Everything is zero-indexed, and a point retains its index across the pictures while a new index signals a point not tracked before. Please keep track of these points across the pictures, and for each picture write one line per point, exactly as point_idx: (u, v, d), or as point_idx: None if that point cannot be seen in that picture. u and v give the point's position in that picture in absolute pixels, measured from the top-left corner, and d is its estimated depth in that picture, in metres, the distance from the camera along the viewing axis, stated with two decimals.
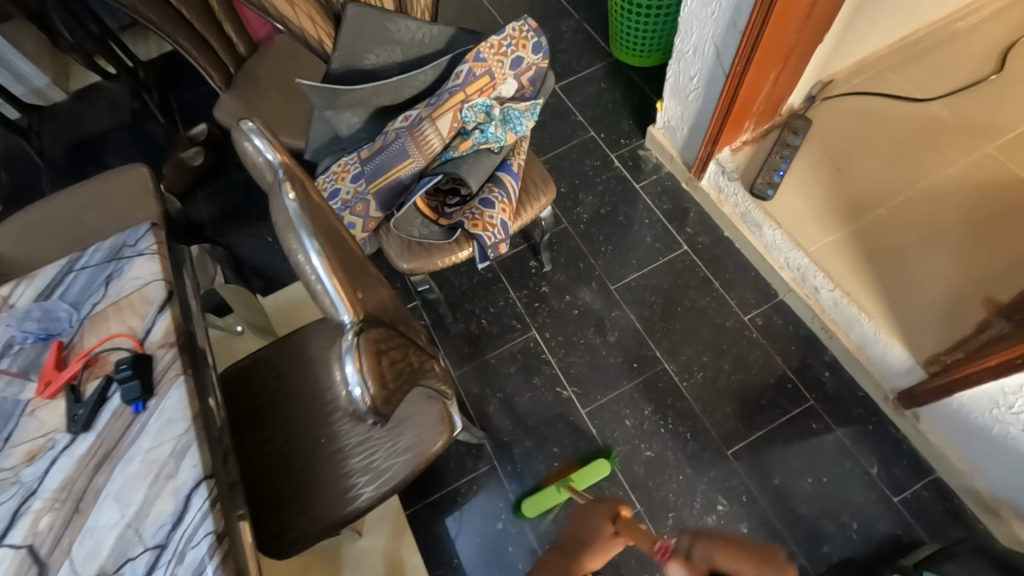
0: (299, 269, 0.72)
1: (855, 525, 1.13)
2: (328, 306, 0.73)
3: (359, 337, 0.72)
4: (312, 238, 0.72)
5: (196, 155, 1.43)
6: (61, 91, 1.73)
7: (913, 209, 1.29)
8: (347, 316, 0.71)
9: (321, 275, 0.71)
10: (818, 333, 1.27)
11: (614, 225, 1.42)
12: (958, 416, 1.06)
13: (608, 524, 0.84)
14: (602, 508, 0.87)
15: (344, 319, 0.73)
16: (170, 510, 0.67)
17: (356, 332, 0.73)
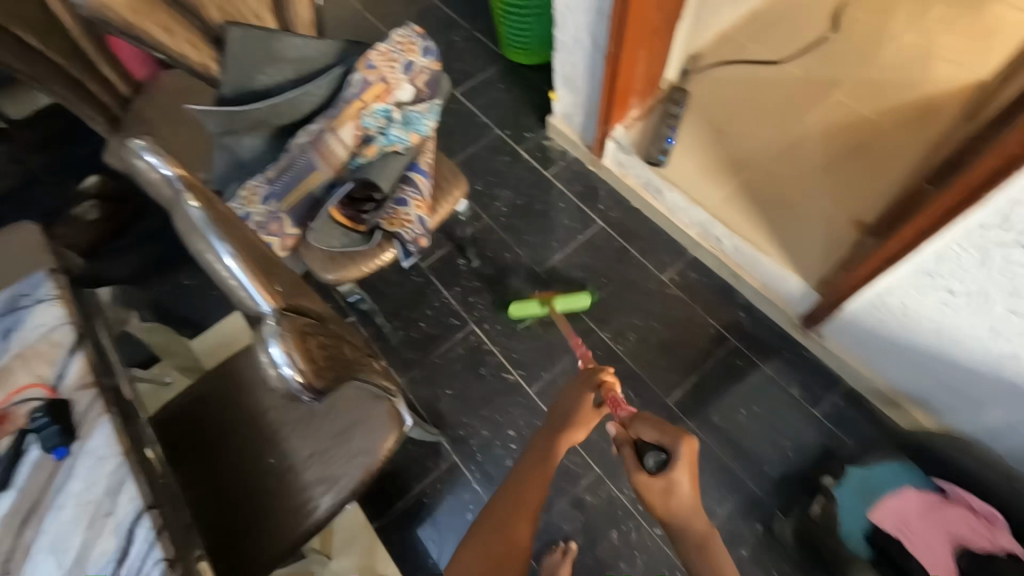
0: (213, 273, 0.61)
1: (789, 444, 1.35)
2: (246, 301, 0.61)
3: (283, 321, 0.59)
4: (224, 238, 0.62)
5: (91, 209, 1.58)
6: None
7: (788, 158, 1.54)
8: (267, 305, 0.59)
9: (236, 272, 0.60)
10: (728, 280, 1.52)
11: (534, 213, 1.71)
12: (840, 325, 1.29)
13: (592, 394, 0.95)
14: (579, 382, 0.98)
15: (265, 308, 0.60)
16: (113, 547, 0.68)
17: (277, 315, 0.59)
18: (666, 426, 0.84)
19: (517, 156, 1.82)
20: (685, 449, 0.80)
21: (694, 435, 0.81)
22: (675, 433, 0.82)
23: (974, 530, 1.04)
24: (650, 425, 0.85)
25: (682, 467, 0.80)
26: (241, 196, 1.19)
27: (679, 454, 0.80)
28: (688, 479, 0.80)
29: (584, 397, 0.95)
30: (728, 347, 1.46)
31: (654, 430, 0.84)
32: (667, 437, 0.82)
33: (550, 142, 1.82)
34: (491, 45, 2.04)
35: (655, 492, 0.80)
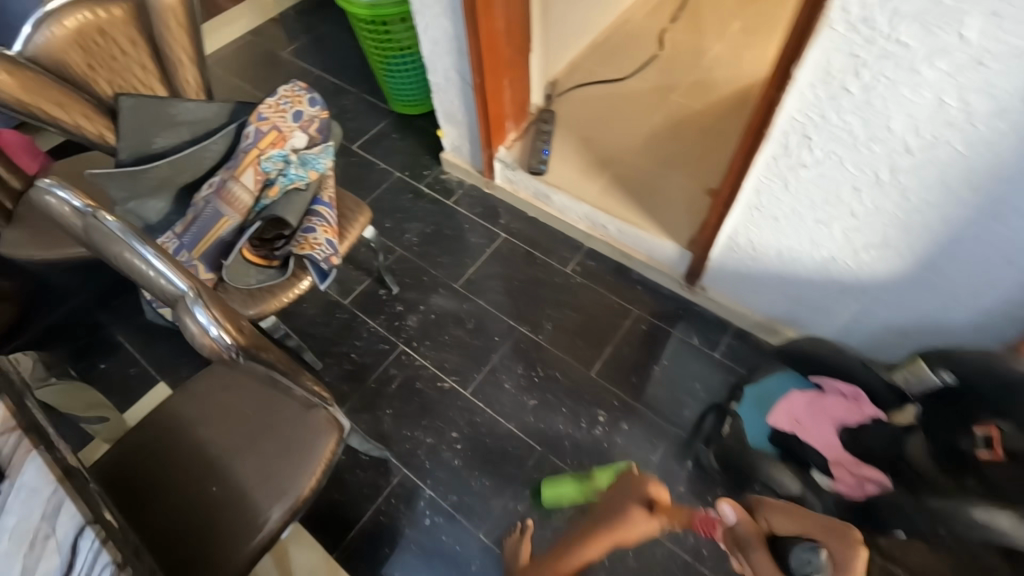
0: (134, 271, 0.71)
1: (699, 386, 1.52)
2: (166, 287, 0.70)
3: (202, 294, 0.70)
4: (142, 240, 0.72)
5: None
6: None
7: (645, 151, 1.82)
8: (182, 284, 0.69)
9: (154, 263, 0.70)
10: (622, 261, 1.73)
11: (443, 237, 1.86)
12: (712, 273, 1.51)
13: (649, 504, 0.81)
14: (641, 487, 0.84)
15: (181, 288, 0.69)
16: (56, 564, 0.69)
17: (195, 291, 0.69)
18: (818, 521, 0.76)
19: (419, 192, 1.98)
20: (847, 555, 0.71)
21: (860, 540, 0.73)
22: (832, 531, 0.74)
23: (847, 409, 1.21)
24: (789, 520, 0.78)
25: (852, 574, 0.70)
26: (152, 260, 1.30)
27: (846, 560, 0.71)
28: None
29: (644, 517, 0.80)
30: (634, 316, 1.65)
31: (799, 521, 0.76)
32: (820, 534, 0.74)
33: (446, 175, 2.01)
34: (379, 103, 2.25)
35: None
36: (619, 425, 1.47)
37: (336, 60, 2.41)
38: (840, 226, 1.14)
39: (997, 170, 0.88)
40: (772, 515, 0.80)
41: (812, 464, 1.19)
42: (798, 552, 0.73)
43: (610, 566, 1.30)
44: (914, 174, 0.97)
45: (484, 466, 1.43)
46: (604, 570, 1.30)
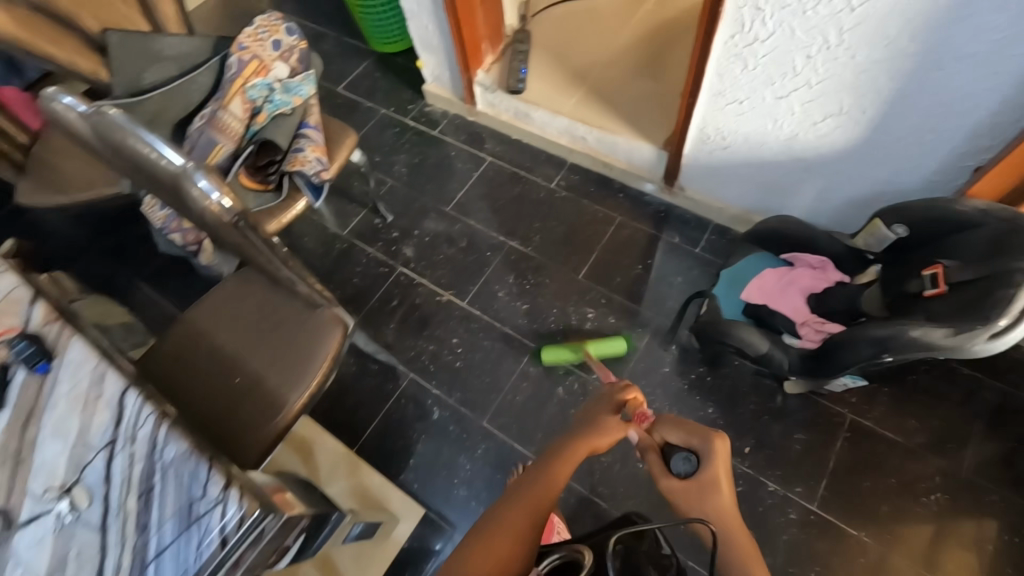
0: (142, 156, 0.80)
1: (681, 280, 1.61)
2: (168, 167, 0.79)
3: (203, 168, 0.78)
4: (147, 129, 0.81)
5: None
6: None
7: (620, 62, 1.85)
8: (181, 158, 0.78)
9: (158, 145, 0.79)
10: (604, 172, 1.80)
11: (432, 165, 1.93)
12: (688, 170, 1.57)
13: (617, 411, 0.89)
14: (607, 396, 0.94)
15: (181, 164, 0.78)
16: (108, 416, 0.81)
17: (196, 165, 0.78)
18: (695, 428, 0.85)
19: (404, 125, 2.03)
20: (713, 451, 0.82)
21: (722, 437, 0.82)
22: (704, 435, 0.84)
23: (813, 278, 1.31)
24: (677, 431, 0.87)
25: (715, 467, 0.82)
26: (144, 205, 1.37)
27: (710, 461, 0.82)
28: (723, 481, 0.82)
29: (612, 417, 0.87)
30: (616, 222, 1.72)
31: (679, 430, 0.87)
32: (695, 438, 0.85)
33: (430, 107, 2.06)
34: (358, 43, 2.27)
35: (684, 492, 0.83)
36: (606, 319, 1.57)
37: (312, 6, 2.42)
38: (799, 100, 1.19)
39: (931, 16, 0.94)
40: (665, 429, 0.89)
41: (782, 329, 1.29)
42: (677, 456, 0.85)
43: None
44: (859, 33, 1.02)
45: (483, 365, 1.55)
46: None
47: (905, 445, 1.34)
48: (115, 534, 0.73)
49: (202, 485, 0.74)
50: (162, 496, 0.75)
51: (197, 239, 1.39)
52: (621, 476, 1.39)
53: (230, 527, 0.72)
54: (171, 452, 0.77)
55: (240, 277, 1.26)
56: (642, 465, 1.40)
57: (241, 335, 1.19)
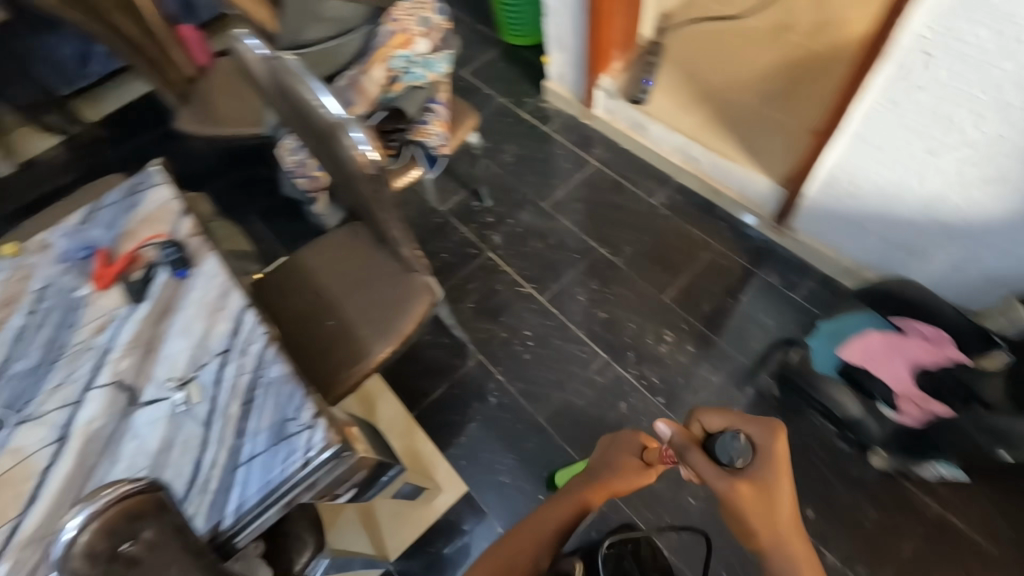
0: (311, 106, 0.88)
1: (771, 321, 1.54)
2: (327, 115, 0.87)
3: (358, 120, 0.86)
4: (317, 78, 0.89)
5: None
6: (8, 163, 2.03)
7: (750, 90, 1.81)
8: (340, 110, 0.85)
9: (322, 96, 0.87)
10: (711, 198, 1.75)
11: (536, 160, 1.95)
12: (805, 213, 1.50)
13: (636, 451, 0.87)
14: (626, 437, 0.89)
15: (340, 115, 0.86)
16: (228, 328, 0.90)
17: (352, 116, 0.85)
18: (752, 417, 0.74)
19: (519, 116, 2.06)
20: (775, 444, 0.71)
21: (781, 426, 0.71)
22: (761, 423, 0.73)
23: (925, 351, 1.16)
24: (721, 416, 0.74)
25: (780, 464, 0.70)
26: (280, 147, 1.47)
27: (769, 450, 0.70)
28: (786, 483, 0.70)
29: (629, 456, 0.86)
30: (713, 251, 1.67)
31: (727, 417, 0.74)
32: (753, 429, 0.73)
33: (547, 104, 2.08)
34: (488, 32, 2.33)
35: (745, 498, 0.69)
36: (684, 346, 1.53)
37: None
38: (953, 159, 1.14)
39: None
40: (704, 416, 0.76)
41: (877, 397, 1.20)
42: (725, 444, 0.71)
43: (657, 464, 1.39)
44: None
45: (551, 364, 1.56)
46: None
47: (993, 554, 1.22)
48: (217, 432, 0.80)
49: (296, 409, 0.81)
50: (260, 409, 0.82)
51: (319, 187, 1.50)
52: (668, 505, 1.35)
53: (314, 451, 0.78)
54: (274, 372, 0.85)
55: (350, 229, 1.35)
56: (692, 500, 1.35)
57: (340, 283, 1.28)
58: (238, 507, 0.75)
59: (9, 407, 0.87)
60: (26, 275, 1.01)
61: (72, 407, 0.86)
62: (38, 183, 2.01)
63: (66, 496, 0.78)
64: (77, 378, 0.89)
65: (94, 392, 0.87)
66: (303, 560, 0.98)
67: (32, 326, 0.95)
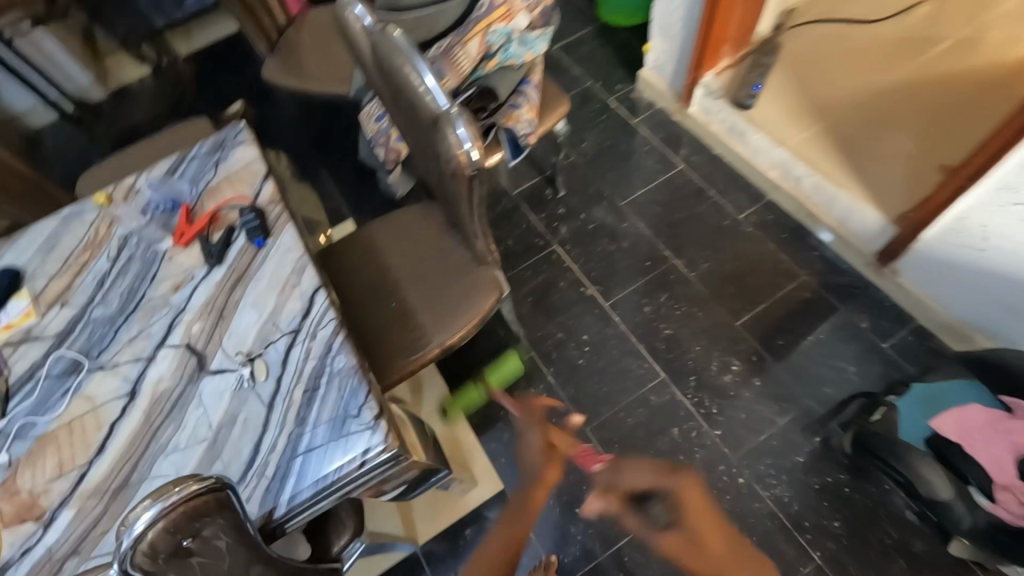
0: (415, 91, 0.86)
1: (852, 368, 1.42)
2: (431, 104, 0.85)
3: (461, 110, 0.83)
4: (424, 61, 0.86)
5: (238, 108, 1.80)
6: (100, 90, 2.09)
7: (872, 107, 1.67)
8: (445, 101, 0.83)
9: (430, 86, 0.84)
10: (805, 222, 1.61)
11: (618, 154, 1.83)
12: (915, 259, 1.38)
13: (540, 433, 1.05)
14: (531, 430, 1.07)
15: (443, 105, 0.84)
16: (298, 307, 0.88)
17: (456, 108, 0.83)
18: (661, 470, 0.91)
19: (607, 104, 1.93)
20: (683, 495, 0.88)
21: (688, 478, 0.89)
22: (668, 478, 0.90)
23: None
24: (642, 472, 0.94)
25: (692, 511, 0.87)
26: (364, 114, 1.46)
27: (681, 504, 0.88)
28: (704, 522, 0.86)
29: (536, 435, 1.05)
30: (799, 282, 1.54)
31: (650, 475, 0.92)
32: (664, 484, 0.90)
33: (638, 94, 1.94)
34: (586, 7, 2.18)
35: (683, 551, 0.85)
36: (751, 380, 1.43)
37: None
38: None
39: None
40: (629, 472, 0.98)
41: (970, 480, 1.08)
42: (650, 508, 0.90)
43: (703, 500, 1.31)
44: None
45: (606, 374, 1.49)
46: None
47: None
48: (278, 415, 0.79)
49: (358, 406, 0.79)
50: (323, 399, 0.80)
51: (396, 159, 1.44)
52: None
53: (371, 453, 0.76)
54: (341, 362, 0.82)
55: (423, 208, 1.31)
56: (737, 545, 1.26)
57: (406, 265, 1.24)
58: (292, 497, 0.74)
59: (86, 351, 0.89)
60: (112, 221, 1.02)
61: (144, 362, 0.87)
62: (125, 114, 2.05)
63: (131, 453, 0.79)
64: (151, 334, 0.89)
65: (165, 351, 0.87)
66: (340, 544, 0.97)
67: (113, 273, 0.97)
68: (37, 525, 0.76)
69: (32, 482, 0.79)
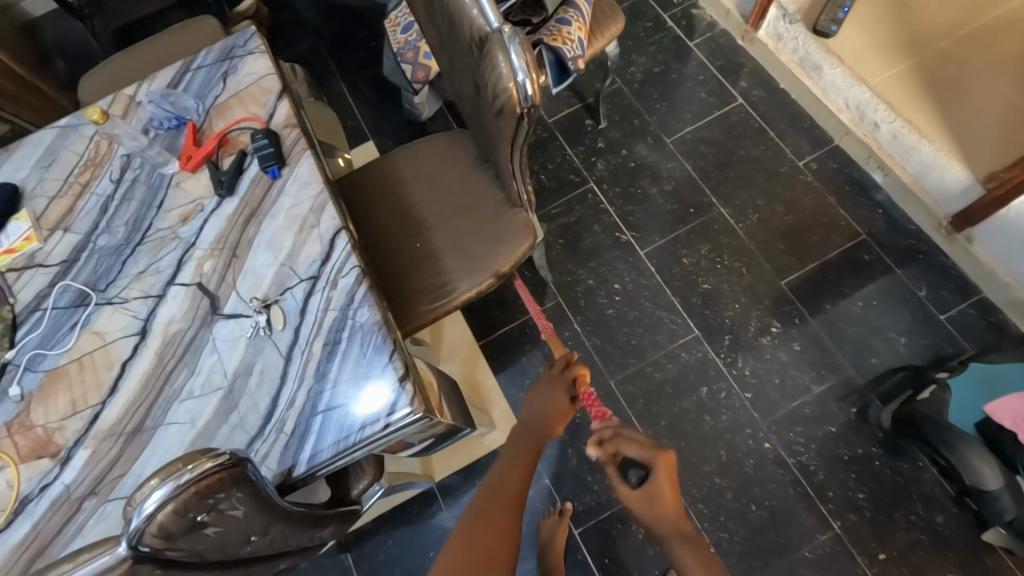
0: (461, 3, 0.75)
1: (902, 340, 1.32)
2: (477, 20, 0.73)
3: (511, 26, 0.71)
4: None
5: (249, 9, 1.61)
6: None
7: (976, 43, 1.50)
8: (495, 19, 0.72)
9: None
10: (874, 172, 1.45)
11: (668, 82, 1.64)
12: (997, 226, 1.26)
13: (566, 389, 0.98)
14: (555, 382, 0.99)
15: (492, 23, 0.72)
16: (317, 251, 0.80)
17: (506, 27, 0.72)
18: (646, 441, 0.79)
19: (660, 22, 1.70)
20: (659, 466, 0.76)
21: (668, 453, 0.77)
22: (655, 450, 0.77)
23: None
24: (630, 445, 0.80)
25: (664, 475, 0.77)
26: (389, 23, 1.30)
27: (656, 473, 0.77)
28: (666, 486, 0.77)
29: (560, 395, 0.97)
30: (857, 242, 1.41)
31: (635, 446, 0.79)
32: (646, 453, 0.77)
33: (698, 12, 1.70)
34: None
35: (639, 505, 0.78)
36: (790, 343, 1.35)
37: None
38: None
39: None
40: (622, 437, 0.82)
41: (1021, 471, 1.05)
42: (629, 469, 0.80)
43: (725, 461, 1.28)
44: None
45: (636, 327, 1.42)
46: (718, 462, 1.28)
47: None
48: (296, 369, 0.74)
49: (382, 365, 0.73)
50: (344, 355, 0.74)
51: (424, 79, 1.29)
52: (728, 506, 1.25)
53: (396, 416, 0.70)
54: (363, 317, 0.75)
55: (454, 138, 1.19)
56: (755, 508, 1.24)
57: (434, 202, 1.14)
58: (312, 456, 0.70)
59: (93, 283, 0.83)
60: (113, 139, 0.92)
61: (153, 300, 0.81)
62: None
63: (144, 396, 0.75)
64: (160, 270, 0.83)
65: (175, 290, 0.81)
66: (360, 488, 0.92)
67: (117, 198, 0.88)
68: (53, 463, 0.73)
69: (46, 418, 0.76)
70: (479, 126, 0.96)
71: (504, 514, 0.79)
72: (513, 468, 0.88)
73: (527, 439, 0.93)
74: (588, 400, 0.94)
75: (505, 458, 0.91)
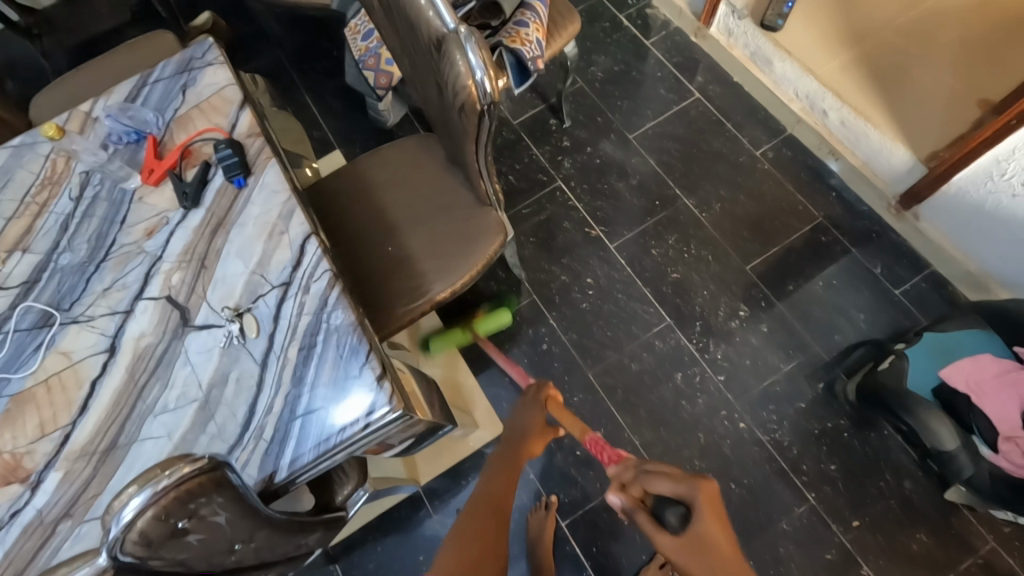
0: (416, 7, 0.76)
1: (862, 317, 1.38)
2: (433, 23, 0.75)
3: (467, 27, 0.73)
4: None
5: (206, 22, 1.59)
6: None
7: (911, 33, 1.59)
8: (450, 20, 0.73)
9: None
10: (826, 158, 1.52)
11: (629, 81, 1.68)
12: (943, 202, 1.33)
13: (541, 411, 1.04)
14: (532, 406, 1.05)
15: (448, 25, 0.74)
16: (287, 258, 0.80)
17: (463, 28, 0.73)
18: (679, 473, 0.66)
19: (617, 23, 1.74)
20: (696, 495, 0.62)
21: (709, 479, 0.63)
22: (687, 479, 0.64)
23: None
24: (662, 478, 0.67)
25: (705, 511, 0.61)
26: (348, 30, 1.30)
27: (697, 507, 0.62)
28: (714, 527, 0.60)
29: (537, 414, 1.04)
30: (815, 225, 1.47)
31: (665, 481, 0.66)
32: (680, 488, 0.64)
33: (653, 11, 1.75)
34: None
35: (682, 556, 0.61)
36: (759, 326, 1.40)
37: None
38: None
39: None
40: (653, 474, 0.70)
41: (976, 431, 1.11)
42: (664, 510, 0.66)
43: (704, 444, 1.32)
44: None
45: (611, 320, 1.44)
46: (697, 445, 1.32)
47: None
48: (273, 375, 0.74)
49: (359, 366, 0.73)
50: (321, 358, 0.74)
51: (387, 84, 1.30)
52: None
53: (375, 415, 0.71)
54: (338, 320, 0.76)
55: (421, 142, 1.20)
56: (736, 487, 1.28)
57: (404, 205, 1.15)
58: (293, 461, 0.70)
59: (56, 303, 0.81)
60: (70, 156, 0.91)
61: (121, 316, 0.80)
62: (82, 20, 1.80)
63: (117, 413, 0.74)
64: (126, 285, 0.81)
65: (144, 304, 0.80)
66: (344, 494, 0.92)
67: (77, 215, 0.87)
68: (24, 487, 0.71)
69: (13, 443, 0.74)
70: (444, 125, 0.97)
71: (490, 532, 0.89)
72: (497, 482, 0.99)
73: (508, 455, 1.02)
74: (599, 446, 0.87)
75: (489, 479, 1.01)
